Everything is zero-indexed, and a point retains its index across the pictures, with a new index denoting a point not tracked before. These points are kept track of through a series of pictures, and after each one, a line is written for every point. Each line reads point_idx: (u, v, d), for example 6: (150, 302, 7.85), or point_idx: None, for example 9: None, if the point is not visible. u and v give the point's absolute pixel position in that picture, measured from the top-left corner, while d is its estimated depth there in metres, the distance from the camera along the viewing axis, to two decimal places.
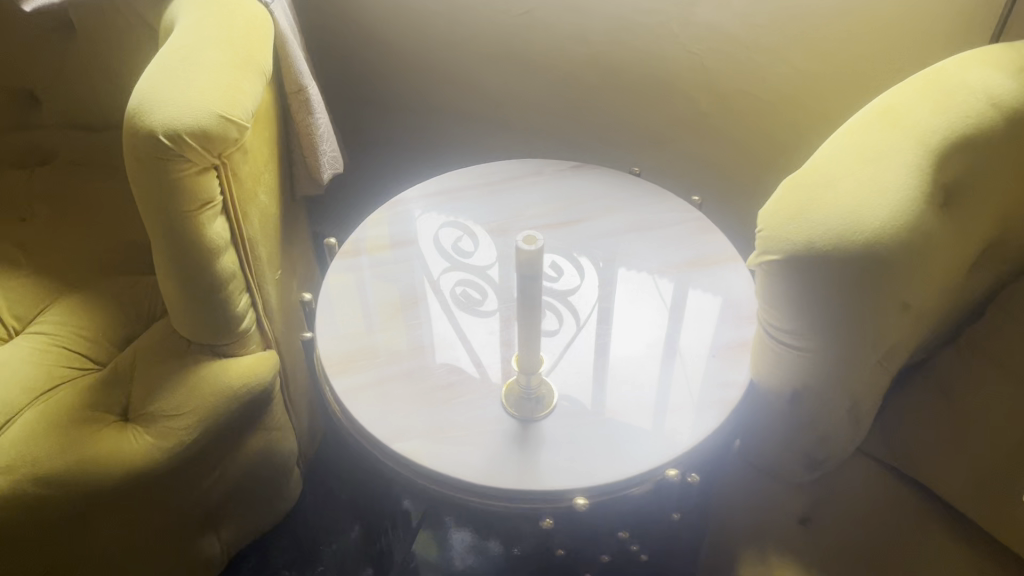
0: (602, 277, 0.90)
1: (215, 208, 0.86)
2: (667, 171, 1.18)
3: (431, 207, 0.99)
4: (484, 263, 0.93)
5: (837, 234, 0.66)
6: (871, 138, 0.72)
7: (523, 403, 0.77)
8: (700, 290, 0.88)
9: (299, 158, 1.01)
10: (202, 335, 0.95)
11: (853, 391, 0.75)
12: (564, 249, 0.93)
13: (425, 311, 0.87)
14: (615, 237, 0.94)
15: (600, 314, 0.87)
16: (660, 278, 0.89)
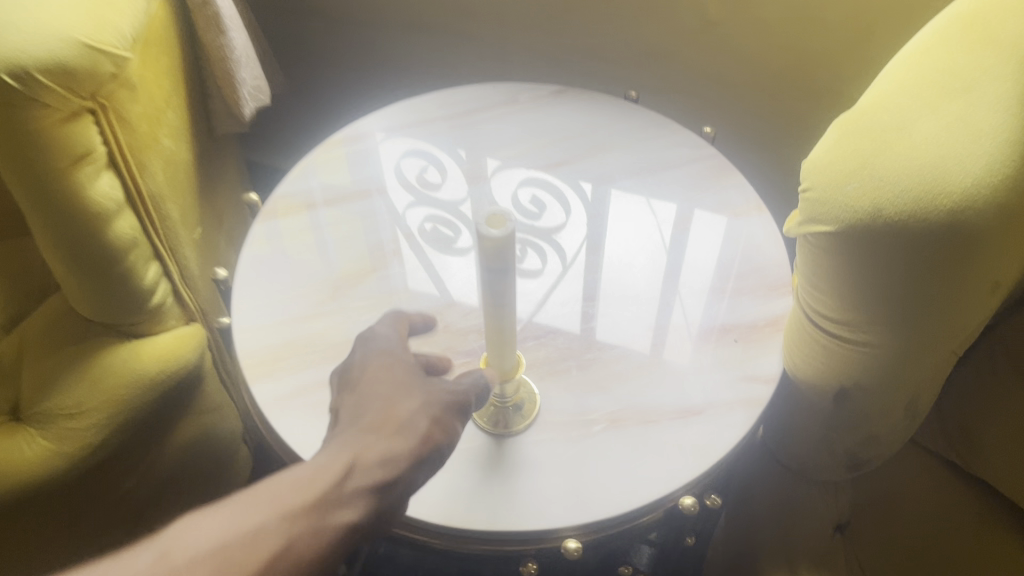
0: (588, 236, 0.73)
1: (97, 163, 0.67)
2: (668, 89, 0.99)
3: (394, 133, 0.81)
4: (454, 196, 0.76)
5: (912, 194, 0.49)
6: (954, 53, 0.53)
7: (495, 412, 0.61)
8: (705, 211, 0.73)
9: (213, 89, 0.81)
10: (105, 315, 0.77)
11: (915, 385, 0.59)
12: (545, 178, 0.77)
13: (393, 254, 0.72)
14: (610, 181, 0.76)
15: (589, 256, 0.71)
16: (657, 202, 0.74)
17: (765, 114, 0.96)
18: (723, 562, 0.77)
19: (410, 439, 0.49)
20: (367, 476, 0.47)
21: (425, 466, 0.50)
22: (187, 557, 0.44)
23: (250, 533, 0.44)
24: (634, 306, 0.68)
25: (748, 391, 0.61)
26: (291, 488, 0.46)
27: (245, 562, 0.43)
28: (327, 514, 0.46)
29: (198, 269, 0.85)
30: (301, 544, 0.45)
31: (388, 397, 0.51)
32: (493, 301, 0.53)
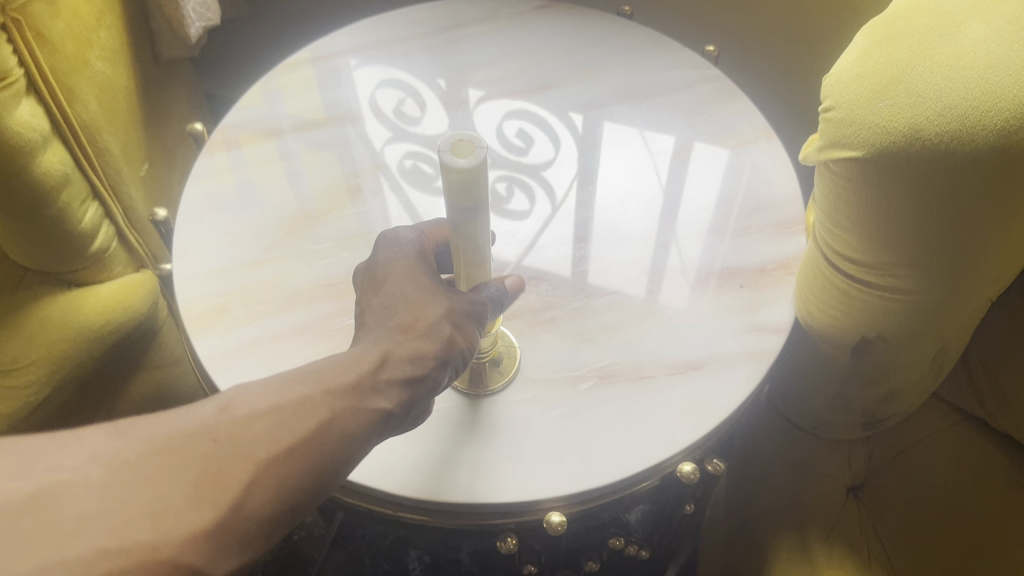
0: (577, 170, 0.65)
1: (14, 89, 0.58)
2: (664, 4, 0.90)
3: (366, 58, 0.73)
4: (438, 130, 0.68)
5: (956, 111, 0.41)
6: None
7: (470, 371, 0.54)
8: (706, 143, 0.65)
9: (153, 6, 0.72)
10: (43, 262, 0.69)
11: (943, 332, 0.52)
12: (532, 111, 0.68)
13: (370, 189, 0.64)
14: (601, 107, 0.68)
15: (581, 194, 0.63)
16: (655, 135, 0.66)
17: (774, 35, 0.87)
18: (725, 526, 0.71)
19: (440, 334, 0.44)
20: (399, 371, 0.42)
21: (457, 362, 0.46)
22: (242, 414, 0.39)
23: (302, 399, 0.40)
24: (627, 245, 0.60)
25: (755, 342, 0.54)
26: (327, 369, 0.41)
27: (300, 425, 0.39)
28: (364, 399, 0.41)
29: (145, 209, 0.76)
30: (347, 421, 0.40)
31: (416, 293, 0.46)
32: (467, 245, 0.48)
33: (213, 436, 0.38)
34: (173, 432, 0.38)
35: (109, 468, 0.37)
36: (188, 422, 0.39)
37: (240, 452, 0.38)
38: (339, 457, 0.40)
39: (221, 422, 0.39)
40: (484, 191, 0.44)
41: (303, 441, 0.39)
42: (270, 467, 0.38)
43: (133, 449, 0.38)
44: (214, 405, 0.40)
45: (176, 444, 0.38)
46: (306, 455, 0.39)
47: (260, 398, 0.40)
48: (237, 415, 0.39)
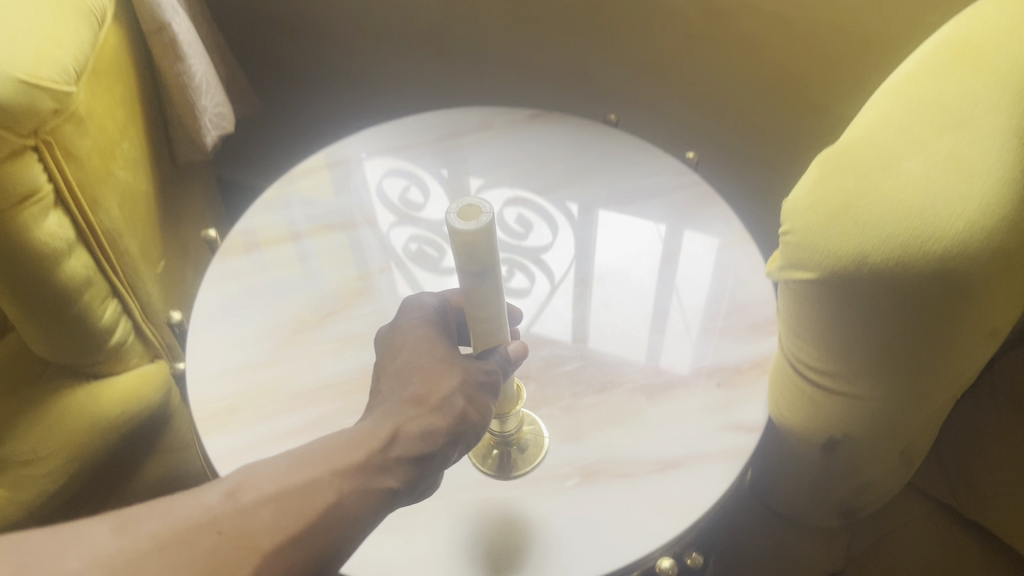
0: (574, 268, 0.70)
1: (44, 203, 0.63)
2: (639, 109, 0.96)
3: (374, 150, 0.79)
4: (440, 215, 0.74)
5: (899, 241, 0.45)
6: (956, 74, 0.49)
7: (500, 455, 0.58)
8: (696, 232, 0.70)
9: (172, 117, 0.78)
10: (66, 358, 0.74)
11: (907, 432, 0.55)
12: (530, 198, 0.74)
13: (383, 286, 0.69)
14: (594, 193, 0.74)
15: (577, 276, 0.69)
16: (647, 218, 0.72)
17: (757, 134, 0.92)
18: None
19: (451, 411, 0.48)
20: (409, 447, 0.46)
21: (468, 436, 0.49)
22: (247, 502, 0.43)
23: (309, 483, 0.44)
24: (610, 344, 0.64)
25: (732, 441, 0.57)
26: (336, 449, 0.45)
27: (306, 511, 0.43)
28: (372, 478, 0.45)
29: (161, 303, 0.81)
30: (352, 503, 0.44)
31: (432, 362, 0.50)
32: (472, 304, 0.49)
33: (218, 530, 0.42)
34: (185, 522, 0.42)
35: (126, 562, 0.41)
36: (199, 512, 0.43)
37: (248, 539, 0.42)
38: (346, 537, 0.44)
39: (229, 512, 0.43)
40: (488, 254, 0.45)
41: (308, 526, 0.43)
42: (275, 554, 0.42)
43: (147, 542, 0.42)
44: (222, 492, 0.43)
45: (184, 537, 0.42)
46: (312, 538, 0.43)
47: (268, 484, 0.44)
48: (245, 503, 0.43)
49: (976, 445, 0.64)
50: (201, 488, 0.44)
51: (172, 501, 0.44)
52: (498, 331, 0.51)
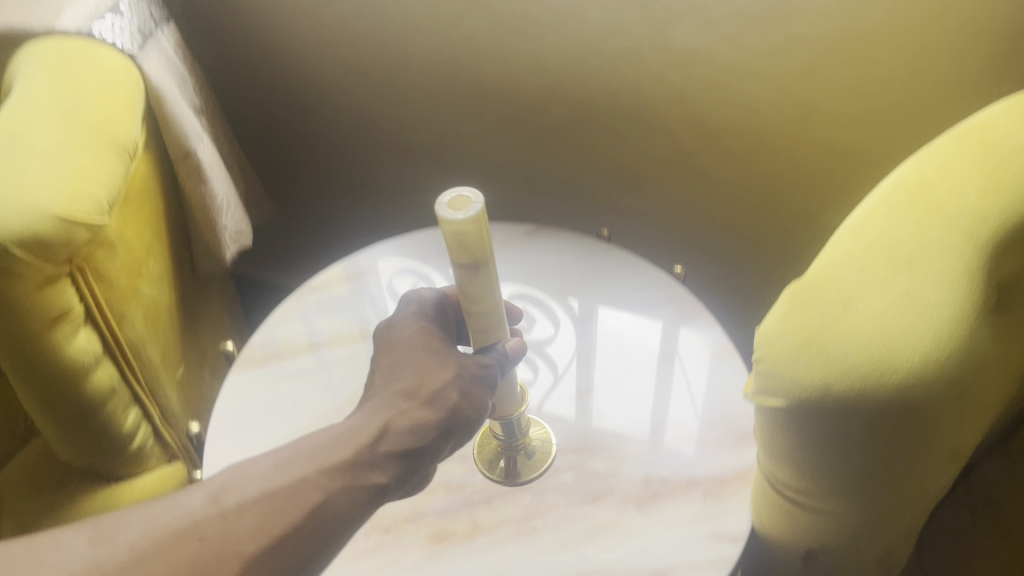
0: (578, 380, 0.75)
1: (76, 321, 0.68)
2: (635, 225, 1.03)
3: (388, 252, 0.84)
4: None
5: (861, 375, 0.48)
6: (904, 213, 0.54)
7: (509, 464, 0.68)
8: (691, 330, 0.75)
9: (194, 232, 0.84)
10: (88, 462, 0.78)
11: (881, 544, 0.58)
12: (535, 293, 0.80)
13: None
14: (596, 290, 0.80)
15: (577, 367, 0.76)
16: (647, 312, 0.78)
17: (746, 244, 0.98)
18: None
19: (440, 404, 0.55)
20: (396, 442, 0.53)
21: (457, 429, 0.56)
22: (231, 505, 0.47)
23: (295, 484, 0.49)
24: (602, 457, 0.69)
25: (717, 550, 0.60)
26: (328, 447, 0.51)
27: (291, 513, 0.48)
28: (360, 477, 0.51)
29: (179, 407, 0.85)
30: (338, 502, 0.49)
31: (426, 356, 0.58)
32: (468, 292, 0.54)
33: (199, 536, 0.46)
34: (173, 525, 0.46)
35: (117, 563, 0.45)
36: (188, 517, 0.47)
37: (235, 540, 0.46)
38: (331, 533, 0.49)
39: (217, 516, 0.47)
40: (480, 244, 0.50)
41: (292, 529, 0.47)
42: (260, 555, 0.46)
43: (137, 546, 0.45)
44: (211, 495, 0.48)
45: (167, 542, 0.46)
46: (296, 538, 0.47)
47: (257, 487, 0.48)
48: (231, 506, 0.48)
49: (951, 550, 0.67)
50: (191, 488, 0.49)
51: (162, 506, 0.48)
52: (494, 331, 0.58)
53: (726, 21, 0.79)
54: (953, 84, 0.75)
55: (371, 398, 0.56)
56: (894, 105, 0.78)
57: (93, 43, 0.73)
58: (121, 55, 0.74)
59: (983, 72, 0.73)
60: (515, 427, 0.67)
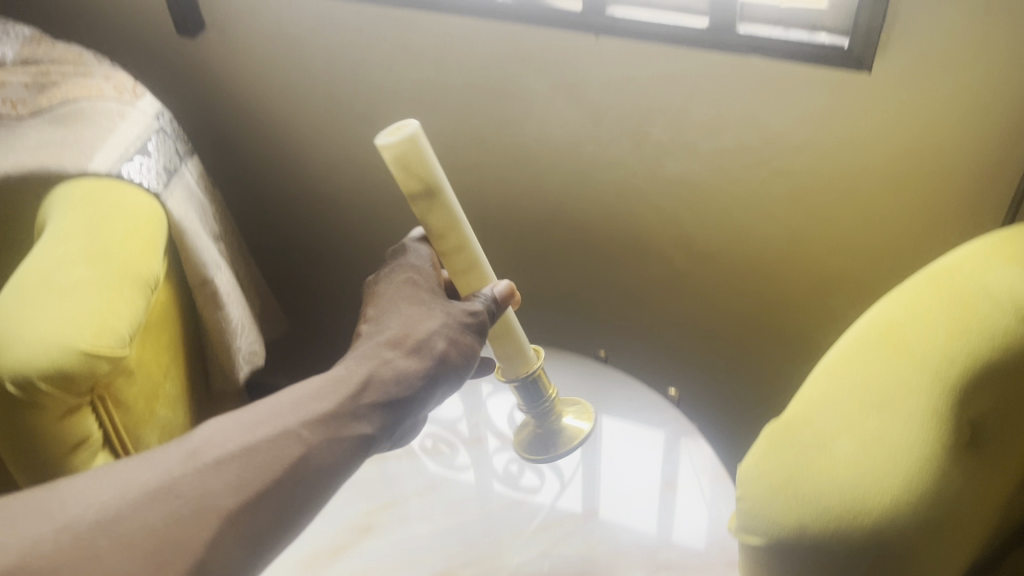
0: (583, 499, 0.74)
1: (94, 448, 0.72)
2: (631, 345, 1.09)
3: None
4: (453, 416, 0.83)
5: (834, 517, 0.51)
6: (904, 332, 0.57)
7: (543, 441, 0.78)
8: (693, 442, 0.77)
9: (210, 355, 0.88)
10: None
11: None
12: None
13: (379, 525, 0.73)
14: (598, 404, 0.83)
15: (584, 473, 0.76)
16: (650, 428, 0.79)
17: (747, 359, 1.01)
18: None
19: (425, 354, 0.61)
20: (379, 394, 0.59)
21: (446, 375, 0.62)
22: (209, 461, 0.54)
23: (277, 437, 0.55)
24: None
25: None
26: (314, 401, 0.58)
27: (274, 464, 0.54)
28: (343, 428, 0.57)
29: None
30: (321, 456, 0.55)
31: (411, 309, 0.63)
32: (427, 223, 0.62)
33: (177, 495, 0.52)
34: (158, 479, 0.53)
35: (100, 517, 0.51)
36: (174, 470, 0.54)
37: (221, 490, 0.53)
38: (318, 482, 0.55)
39: (201, 471, 0.53)
40: (419, 169, 0.58)
41: (275, 481, 0.54)
42: (243, 506, 0.52)
43: (123, 499, 0.52)
44: (199, 449, 0.55)
45: (145, 499, 0.52)
46: (280, 487, 0.54)
47: (243, 443, 0.55)
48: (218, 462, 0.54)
49: None
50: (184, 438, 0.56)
51: (150, 463, 0.55)
52: (472, 271, 0.65)
53: (714, 157, 0.84)
54: (928, 218, 0.79)
55: (360, 347, 0.62)
56: (875, 236, 0.83)
57: (123, 183, 0.79)
58: (148, 193, 0.80)
59: (955, 209, 0.77)
60: (539, 397, 0.76)
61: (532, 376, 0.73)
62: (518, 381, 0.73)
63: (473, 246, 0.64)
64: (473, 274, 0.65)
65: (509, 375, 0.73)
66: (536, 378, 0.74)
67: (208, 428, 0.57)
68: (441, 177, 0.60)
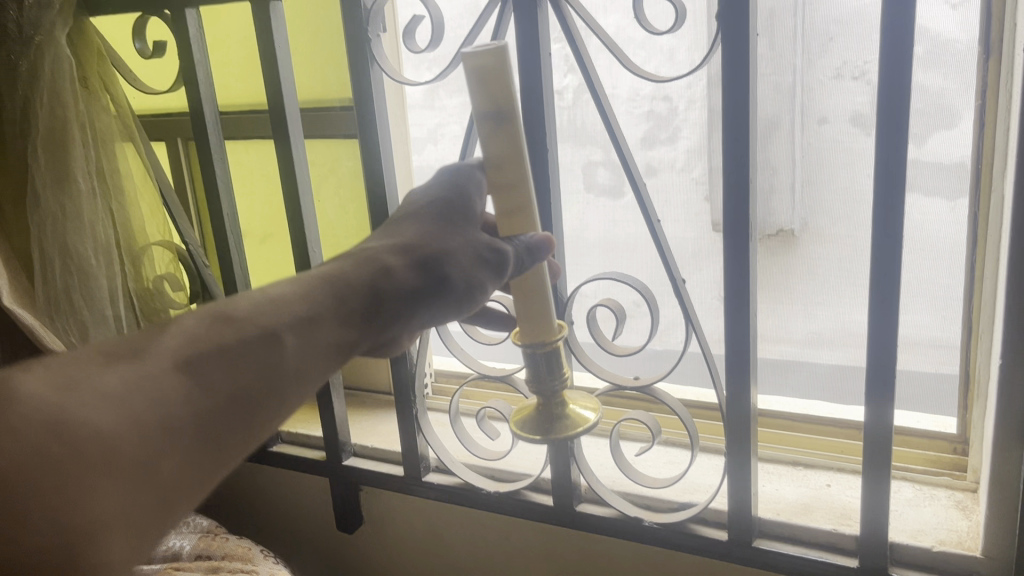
0: None
1: None
2: None
3: None
4: None
5: None
6: None
7: (542, 424, 0.66)
8: None
9: None
10: None
11: None
12: None
13: None
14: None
15: None
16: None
17: None
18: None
19: (433, 268, 0.62)
20: (363, 301, 0.58)
21: (446, 300, 0.62)
22: (189, 356, 0.48)
23: (253, 344, 0.51)
24: None
25: None
26: (297, 308, 0.55)
27: (252, 365, 0.50)
28: (318, 340, 0.54)
29: None
30: (293, 362, 0.53)
31: (430, 227, 0.63)
32: (489, 151, 0.62)
33: (143, 400, 0.45)
34: (121, 382, 0.45)
35: (52, 417, 0.42)
36: (140, 367, 0.46)
37: (191, 394, 0.47)
38: (288, 384, 0.52)
39: (170, 372, 0.47)
40: (492, 86, 0.60)
41: (248, 389, 0.50)
42: (215, 410, 0.48)
43: (78, 400, 0.43)
44: (170, 345, 0.48)
45: (110, 397, 0.44)
46: (257, 392, 0.50)
47: (219, 338, 0.50)
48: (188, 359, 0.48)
49: None
50: (150, 335, 0.49)
51: (110, 358, 0.47)
52: (523, 223, 0.64)
53: None
54: None
55: (369, 248, 0.62)
56: None
57: None
58: None
59: None
60: (552, 373, 0.66)
61: (551, 347, 0.65)
62: (533, 348, 0.65)
63: (528, 196, 0.64)
64: (521, 219, 0.64)
65: (524, 336, 0.66)
66: (552, 347, 0.65)
67: (183, 317, 0.52)
68: (514, 109, 0.61)
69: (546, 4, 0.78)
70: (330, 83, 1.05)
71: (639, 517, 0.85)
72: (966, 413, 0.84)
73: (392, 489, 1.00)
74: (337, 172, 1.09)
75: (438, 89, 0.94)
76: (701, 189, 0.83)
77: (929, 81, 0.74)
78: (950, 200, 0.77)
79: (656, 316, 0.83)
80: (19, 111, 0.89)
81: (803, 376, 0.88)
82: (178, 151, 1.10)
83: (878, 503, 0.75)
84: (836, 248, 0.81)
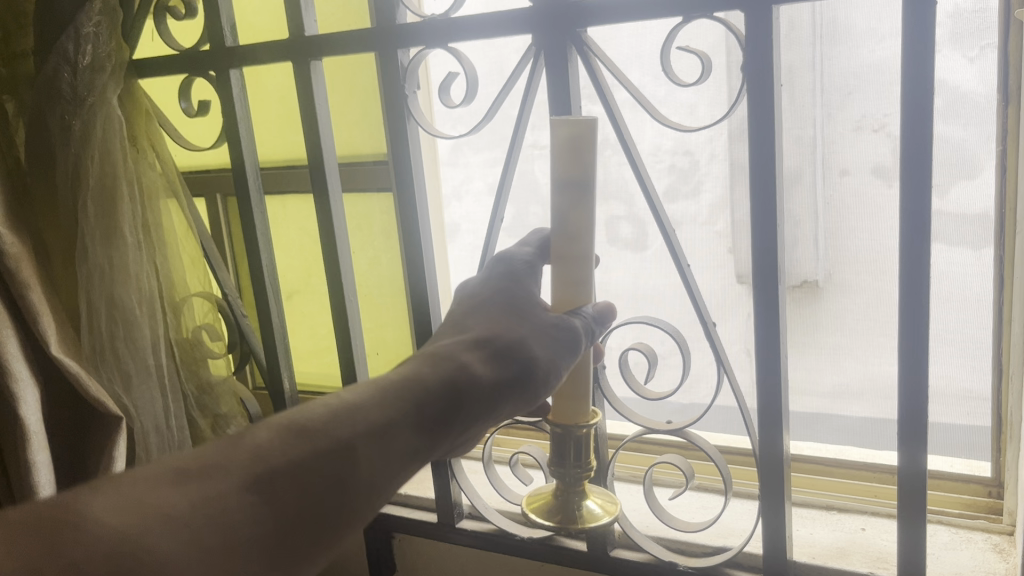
0: None
1: None
2: None
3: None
4: None
5: None
6: None
7: (553, 512, 0.68)
8: None
9: None
10: None
11: None
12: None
13: None
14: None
15: None
16: None
17: None
18: None
19: (509, 359, 0.64)
20: (440, 400, 0.59)
21: (520, 391, 0.64)
22: (265, 472, 0.50)
23: (325, 459, 0.52)
24: None
25: None
26: (371, 415, 0.56)
27: (326, 483, 0.52)
28: (392, 447, 0.55)
29: None
30: (366, 472, 0.54)
31: (501, 321, 0.67)
32: (565, 223, 0.63)
33: (213, 522, 0.48)
34: (189, 502, 0.48)
35: (114, 541, 0.45)
36: (210, 486, 0.49)
37: (262, 514, 0.49)
38: (366, 493, 0.54)
39: (237, 490, 0.49)
40: (580, 157, 0.61)
41: (316, 505, 0.51)
42: (283, 529, 0.50)
43: (148, 523, 0.46)
44: (245, 459, 0.50)
45: (181, 521, 0.47)
46: (327, 509, 0.52)
47: (293, 453, 0.52)
48: (264, 473, 0.50)
49: None
50: (228, 446, 0.51)
51: (189, 472, 0.49)
52: (575, 299, 0.65)
53: None
54: None
55: (444, 346, 0.65)
56: None
57: None
58: None
59: None
60: (575, 459, 0.67)
61: (575, 434, 0.66)
62: (561, 429, 0.67)
63: (586, 271, 0.64)
64: (580, 295, 0.65)
65: (558, 416, 0.68)
66: (580, 434, 0.66)
67: (262, 426, 0.53)
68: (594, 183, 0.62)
69: (576, 60, 0.81)
70: (366, 137, 1.09)
71: (673, 561, 0.85)
72: (1000, 456, 0.85)
73: (426, 536, 1.01)
74: (370, 225, 1.12)
75: (462, 147, 0.98)
76: (724, 241, 0.84)
77: (951, 133, 0.76)
78: (974, 251, 0.78)
79: (689, 361, 0.84)
80: (69, 170, 0.92)
81: (832, 426, 0.88)
82: (217, 206, 1.14)
83: (915, 543, 0.76)
84: (863, 296, 0.82)
